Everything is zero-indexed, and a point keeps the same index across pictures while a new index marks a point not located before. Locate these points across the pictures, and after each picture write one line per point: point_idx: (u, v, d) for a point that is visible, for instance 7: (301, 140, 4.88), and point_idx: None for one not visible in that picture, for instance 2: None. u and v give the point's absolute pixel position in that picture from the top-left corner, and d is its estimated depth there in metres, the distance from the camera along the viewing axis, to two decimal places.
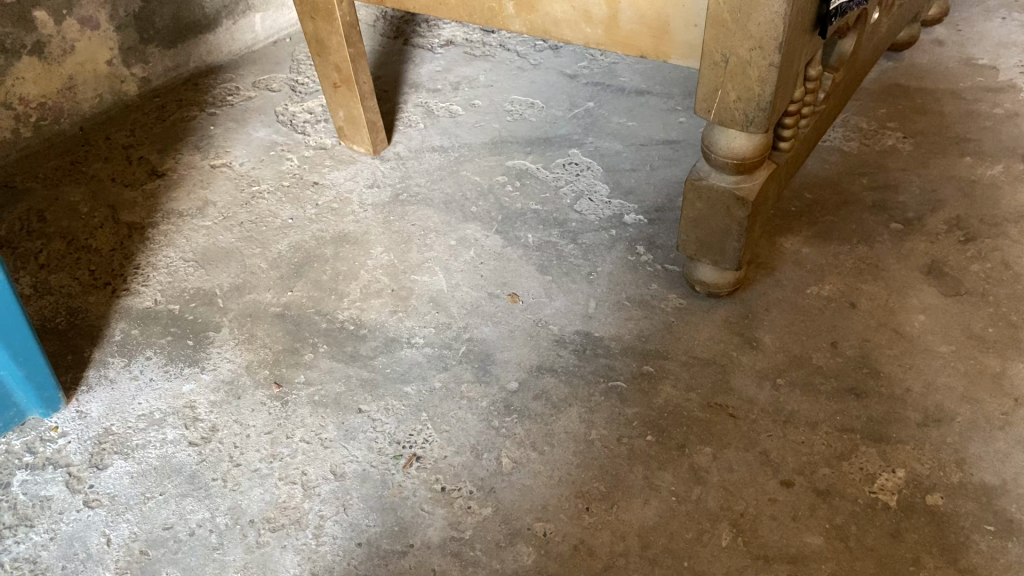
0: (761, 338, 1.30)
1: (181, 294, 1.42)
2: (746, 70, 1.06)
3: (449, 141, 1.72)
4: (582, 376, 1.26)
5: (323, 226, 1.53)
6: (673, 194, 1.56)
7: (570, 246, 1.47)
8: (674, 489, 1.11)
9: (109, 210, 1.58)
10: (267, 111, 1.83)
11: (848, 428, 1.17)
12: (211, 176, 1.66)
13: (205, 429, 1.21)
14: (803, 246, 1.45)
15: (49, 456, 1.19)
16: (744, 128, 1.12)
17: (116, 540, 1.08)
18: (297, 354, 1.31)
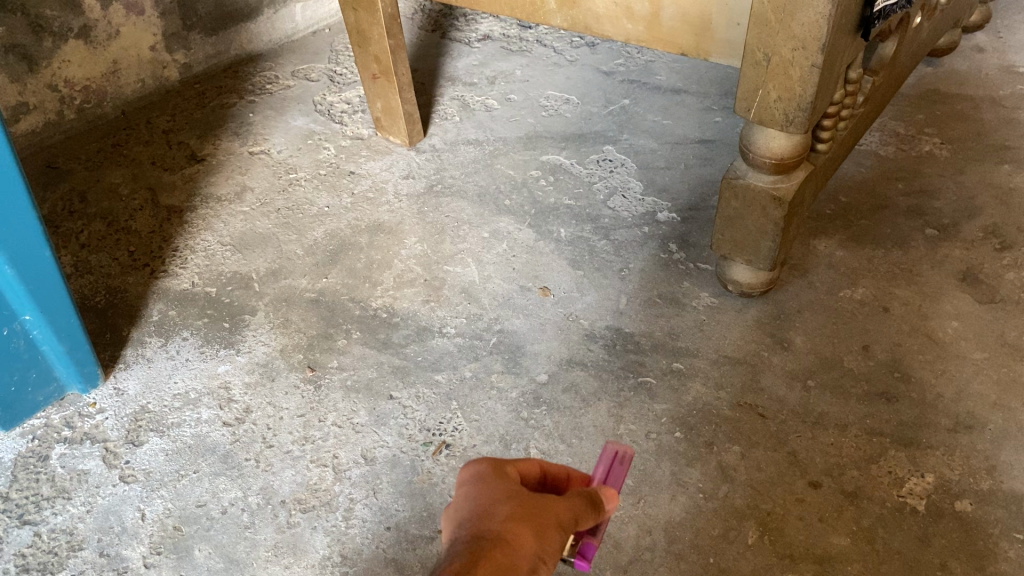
0: (792, 339, 1.30)
1: (218, 278, 1.44)
2: (788, 70, 1.06)
3: (485, 135, 1.73)
4: (611, 371, 1.27)
5: (359, 215, 1.55)
6: (707, 194, 1.56)
7: (602, 241, 1.48)
8: (701, 486, 1.11)
9: (148, 193, 1.61)
10: (305, 100, 1.85)
11: (878, 431, 1.17)
12: (250, 162, 1.68)
13: (239, 410, 1.23)
14: (837, 249, 1.45)
15: (87, 431, 1.21)
16: (784, 128, 1.13)
17: (150, 515, 1.10)
18: (331, 340, 1.33)
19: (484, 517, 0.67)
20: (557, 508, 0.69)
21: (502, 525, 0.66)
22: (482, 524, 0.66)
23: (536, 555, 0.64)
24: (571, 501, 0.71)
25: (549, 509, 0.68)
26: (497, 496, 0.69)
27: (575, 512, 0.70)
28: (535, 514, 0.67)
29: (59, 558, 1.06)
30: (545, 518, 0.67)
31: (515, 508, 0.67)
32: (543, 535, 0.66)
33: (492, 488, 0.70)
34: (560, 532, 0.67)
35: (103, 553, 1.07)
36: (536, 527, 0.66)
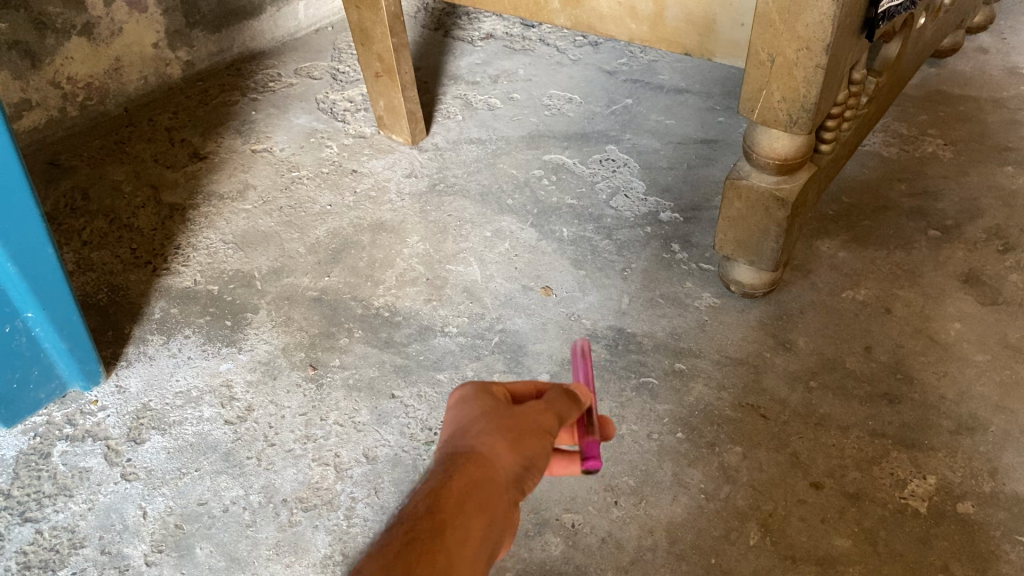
0: (794, 340, 1.30)
1: (220, 276, 1.44)
2: (792, 70, 1.06)
3: (488, 134, 1.72)
4: (613, 372, 1.27)
5: (361, 213, 1.55)
6: (710, 194, 1.56)
7: (605, 241, 1.48)
8: (703, 487, 1.12)
9: (151, 190, 1.60)
10: (308, 98, 1.85)
11: (880, 432, 1.17)
12: (253, 160, 1.68)
13: (240, 408, 1.23)
14: (840, 250, 1.45)
15: (89, 429, 1.21)
16: (788, 128, 1.12)
17: (151, 513, 1.11)
18: (332, 338, 1.32)
19: (461, 436, 0.69)
20: (536, 412, 0.70)
21: (478, 440, 0.67)
22: (460, 441, 0.68)
23: (515, 466, 0.66)
24: (551, 405, 0.72)
25: (527, 413, 0.70)
26: (475, 412, 0.70)
27: (556, 416, 0.71)
28: (512, 422, 0.69)
29: (61, 555, 1.07)
30: (524, 429, 0.68)
31: (491, 421, 0.69)
32: (523, 444, 0.67)
33: (470, 406, 0.71)
34: (543, 436, 0.69)
35: (105, 550, 1.07)
36: (512, 436, 0.68)
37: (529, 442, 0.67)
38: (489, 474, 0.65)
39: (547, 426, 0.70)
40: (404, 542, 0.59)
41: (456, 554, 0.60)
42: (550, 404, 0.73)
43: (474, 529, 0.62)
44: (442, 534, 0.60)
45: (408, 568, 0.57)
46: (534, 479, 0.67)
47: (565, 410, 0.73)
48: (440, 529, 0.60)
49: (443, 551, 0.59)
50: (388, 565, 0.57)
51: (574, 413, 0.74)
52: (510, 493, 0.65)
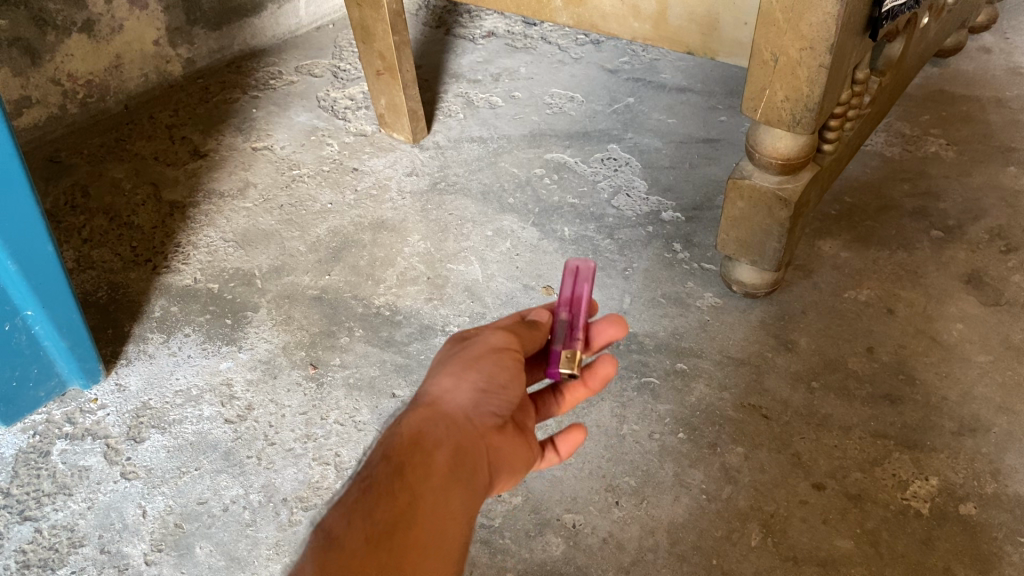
0: (796, 340, 1.30)
1: (220, 274, 1.43)
2: (796, 70, 1.06)
3: (489, 132, 1.72)
4: (615, 372, 1.26)
5: (362, 212, 1.54)
6: (711, 193, 1.55)
7: (606, 240, 1.47)
8: (704, 487, 1.12)
9: (151, 188, 1.60)
10: (309, 95, 1.84)
11: (882, 433, 1.17)
12: (253, 158, 1.67)
13: (240, 407, 1.23)
14: (842, 250, 1.44)
15: (88, 428, 1.21)
16: (791, 128, 1.12)
17: (151, 512, 1.10)
18: (333, 337, 1.32)
19: (423, 385, 0.75)
20: (488, 341, 0.76)
21: (435, 384, 0.74)
22: (420, 389, 0.75)
23: (472, 394, 0.72)
24: (507, 330, 0.78)
25: (480, 344, 0.76)
26: (436, 363, 0.77)
27: (509, 338, 0.77)
28: (464, 358, 0.75)
29: (60, 554, 1.07)
30: (478, 358, 0.74)
31: (445, 365, 0.76)
32: (476, 371, 0.73)
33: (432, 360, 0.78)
34: (497, 359, 0.74)
35: (104, 549, 1.07)
36: (462, 370, 0.74)
37: (484, 368, 0.73)
38: (444, 409, 0.71)
39: (502, 349, 0.75)
40: (365, 486, 0.64)
41: (418, 485, 0.65)
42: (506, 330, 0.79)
43: (435, 460, 0.67)
44: (403, 472, 0.65)
45: (368, 511, 0.62)
46: (501, 399, 0.73)
47: (524, 334, 0.80)
48: (402, 469, 0.65)
49: (403, 486, 0.64)
50: (351, 512, 0.62)
51: (535, 336, 0.81)
52: (471, 420, 0.71)
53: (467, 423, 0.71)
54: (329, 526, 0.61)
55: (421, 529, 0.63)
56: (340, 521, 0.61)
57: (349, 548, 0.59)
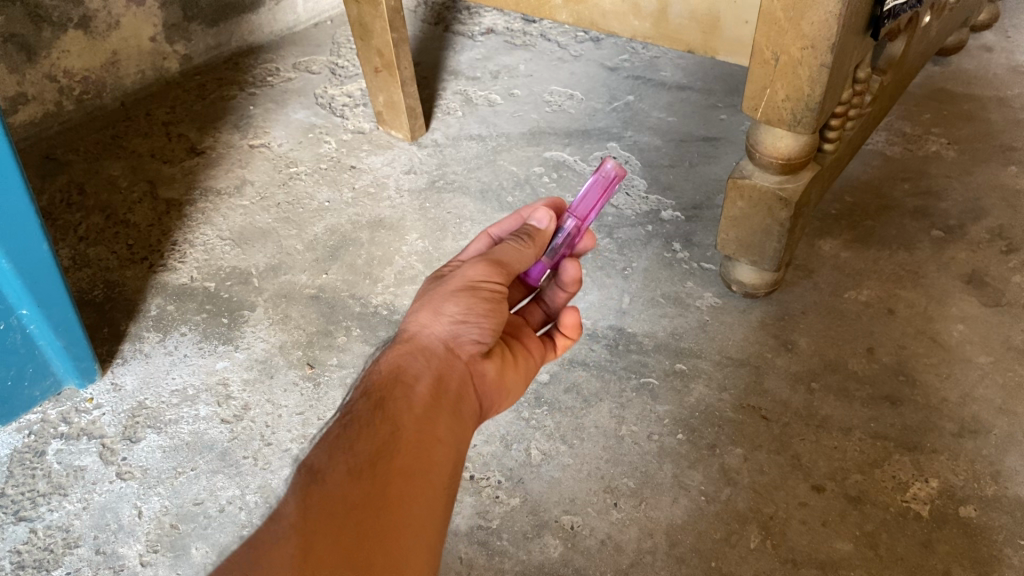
0: (796, 341, 1.29)
1: (217, 272, 1.42)
2: (797, 69, 1.05)
3: (488, 130, 1.71)
4: (614, 372, 1.26)
5: (359, 210, 1.53)
6: (711, 192, 1.55)
7: (606, 240, 1.46)
8: (703, 489, 1.11)
9: (147, 186, 1.59)
10: (307, 92, 1.82)
11: (882, 435, 1.16)
12: (251, 155, 1.66)
13: (237, 407, 1.22)
14: (842, 250, 1.43)
15: (84, 427, 1.20)
16: (791, 127, 1.11)
17: (147, 513, 1.10)
18: (330, 337, 1.31)
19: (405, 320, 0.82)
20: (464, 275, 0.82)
21: (413, 319, 0.81)
22: (403, 324, 0.81)
23: (450, 326, 0.79)
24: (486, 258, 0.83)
25: (458, 278, 0.82)
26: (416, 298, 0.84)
27: (486, 267, 0.81)
28: (442, 292, 0.81)
29: (55, 555, 1.06)
30: (452, 291, 0.80)
31: (424, 301, 0.82)
32: (451, 304, 0.79)
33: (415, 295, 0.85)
34: (473, 290, 0.80)
35: (99, 550, 1.07)
36: (439, 303, 0.80)
37: (461, 300, 0.79)
38: (424, 343, 0.78)
39: (478, 279, 0.81)
40: (346, 426, 0.70)
41: (398, 417, 0.71)
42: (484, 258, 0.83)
43: (414, 393, 0.73)
44: (383, 402, 0.72)
45: (349, 447, 0.67)
46: (480, 326, 0.79)
47: (509, 258, 0.84)
48: (382, 399, 0.72)
49: (384, 419, 0.70)
50: (333, 449, 0.68)
51: (522, 255, 0.86)
52: (451, 350, 0.79)
53: (447, 353, 0.78)
54: (312, 461, 0.67)
55: (403, 456, 0.68)
56: (321, 458, 0.67)
57: (330, 478, 0.64)
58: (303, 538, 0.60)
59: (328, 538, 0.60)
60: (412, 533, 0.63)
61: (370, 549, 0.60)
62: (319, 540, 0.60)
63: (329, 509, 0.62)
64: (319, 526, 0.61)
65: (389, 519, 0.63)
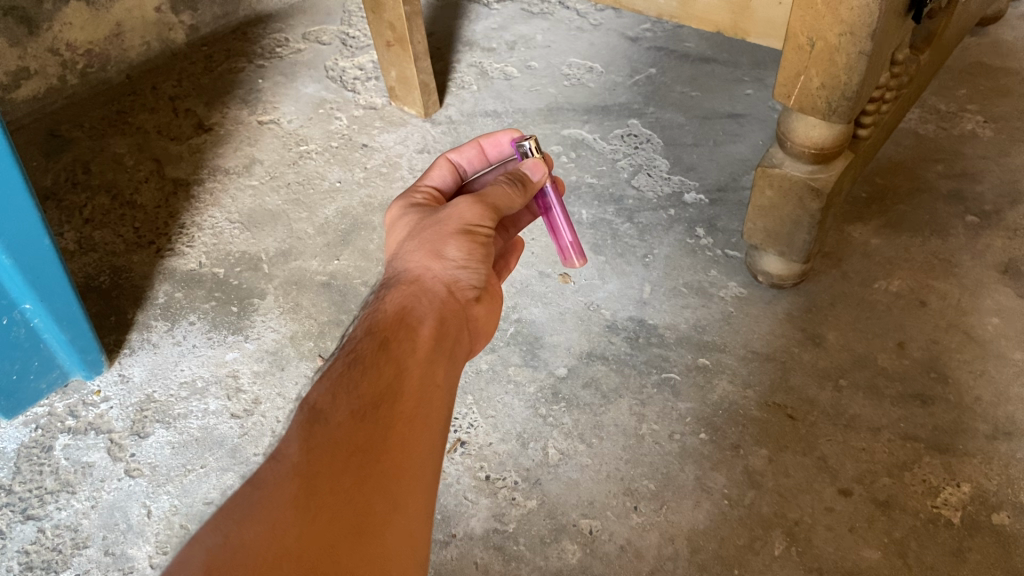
0: (824, 335, 1.24)
1: (226, 258, 1.38)
2: (833, 56, 0.99)
3: (503, 105, 1.64)
4: (634, 366, 1.22)
5: (371, 191, 1.48)
6: (737, 173, 1.48)
7: (626, 224, 1.40)
8: (726, 492, 1.09)
9: (154, 164, 1.54)
10: (316, 64, 1.75)
11: (912, 436, 1.13)
12: (259, 132, 1.60)
13: (247, 401, 1.19)
14: (873, 237, 1.38)
15: (91, 421, 1.18)
16: (826, 116, 1.05)
17: (156, 512, 1.08)
18: (342, 327, 1.27)
19: (401, 260, 0.84)
20: (459, 217, 0.83)
21: (410, 261, 0.82)
22: (399, 264, 0.83)
23: (451, 271, 0.82)
24: (476, 199, 0.85)
25: (454, 220, 0.84)
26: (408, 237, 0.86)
27: (479, 210, 0.83)
28: (438, 234, 0.83)
29: (64, 555, 1.05)
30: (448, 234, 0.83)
31: (421, 242, 0.84)
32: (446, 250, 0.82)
33: (407, 231, 0.87)
34: (471, 237, 0.83)
35: (108, 551, 1.05)
36: (439, 246, 0.82)
37: (460, 246, 0.81)
38: (427, 287, 0.80)
39: (478, 223, 0.83)
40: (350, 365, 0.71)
41: (402, 360, 0.72)
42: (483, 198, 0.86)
43: (415, 337, 0.75)
44: (387, 344, 0.74)
45: (353, 389, 0.69)
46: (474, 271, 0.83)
47: (501, 198, 0.87)
48: (386, 342, 0.74)
49: (388, 361, 0.72)
50: (337, 390, 0.69)
51: (511, 200, 0.88)
52: (452, 294, 0.81)
53: (447, 298, 0.81)
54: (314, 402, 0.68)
55: (405, 399, 0.70)
56: (324, 398, 0.69)
57: (335, 419, 0.66)
58: (307, 478, 0.61)
59: (333, 478, 0.62)
60: (414, 476, 0.66)
61: (373, 492, 0.63)
62: (323, 481, 0.62)
63: (333, 449, 0.64)
64: (326, 465, 0.62)
65: (391, 464, 0.65)
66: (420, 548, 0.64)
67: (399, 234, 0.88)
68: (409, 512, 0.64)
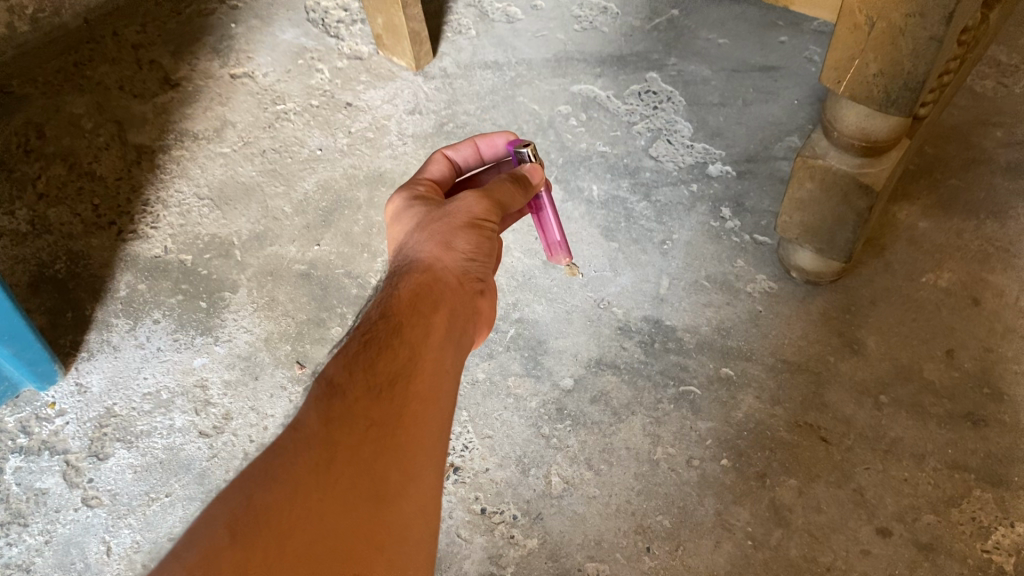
0: (864, 340, 1.10)
1: (195, 243, 1.24)
2: (897, 40, 0.81)
3: (505, 55, 1.43)
4: (649, 377, 1.09)
5: (356, 160, 1.32)
6: (769, 138, 1.29)
7: (642, 203, 1.24)
8: (750, 531, 0.98)
9: (115, 127, 1.38)
10: (294, 2, 1.52)
11: (960, 465, 1.00)
12: (232, 88, 1.42)
13: (217, 416, 1.08)
14: (921, 219, 1.20)
15: (45, 440, 1.07)
16: (882, 108, 0.88)
17: (116, 550, 0.99)
18: (323, 328, 1.14)
19: (408, 250, 0.76)
20: (466, 209, 0.76)
21: (419, 247, 0.75)
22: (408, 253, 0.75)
23: (461, 263, 0.75)
24: (484, 192, 0.78)
25: (461, 211, 0.77)
26: (411, 224, 0.79)
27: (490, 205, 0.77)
28: (446, 222, 0.76)
29: None
30: (455, 223, 0.76)
31: (428, 231, 0.76)
32: (455, 240, 0.75)
33: (413, 223, 0.79)
34: (479, 228, 0.76)
35: None
36: (447, 237, 0.75)
37: (469, 240, 0.75)
38: (438, 277, 0.73)
39: (485, 216, 0.77)
40: (365, 342, 0.68)
41: (417, 341, 0.68)
42: (492, 186, 0.79)
43: (429, 324, 0.70)
44: (400, 330, 0.69)
45: (369, 364, 0.66)
46: (482, 266, 0.76)
47: (505, 191, 0.79)
48: (398, 328, 0.69)
49: (402, 342, 0.68)
50: (351, 368, 0.66)
51: (514, 197, 0.80)
52: (462, 286, 0.74)
53: (458, 290, 0.74)
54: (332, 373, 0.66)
55: (420, 377, 0.67)
56: (341, 370, 0.66)
57: (352, 393, 0.64)
58: (324, 446, 0.61)
59: (349, 452, 0.61)
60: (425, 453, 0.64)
61: (386, 464, 0.61)
62: (341, 453, 0.60)
63: (349, 425, 0.62)
64: (342, 439, 0.61)
65: (407, 440, 0.63)
66: (431, 521, 0.63)
67: (402, 225, 0.80)
68: (423, 486, 0.63)
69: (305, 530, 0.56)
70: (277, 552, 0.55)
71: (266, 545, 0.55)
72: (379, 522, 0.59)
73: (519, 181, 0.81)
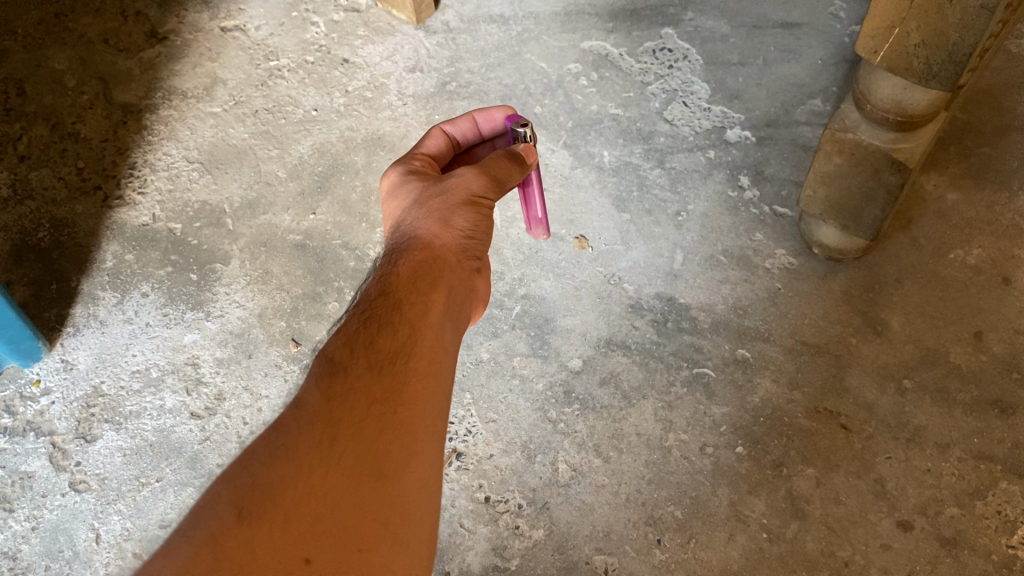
0: (887, 320, 1.04)
1: (184, 211, 1.18)
2: (943, 8, 0.73)
3: (511, 7, 1.34)
4: (661, 359, 1.04)
5: (354, 122, 1.25)
6: (790, 101, 1.22)
7: (655, 171, 1.18)
8: (765, 523, 0.94)
9: (99, 83, 1.30)
10: None
11: (987, 455, 0.95)
12: (222, 42, 1.34)
13: (209, 397, 1.04)
14: (950, 190, 1.13)
15: (31, 420, 1.03)
16: (922, 81, 0.80)
17: (105, 538, 0.96)
18: (319, 303, 1.09)
19: (404, 227, 0.71)
20: (462, 185, 0.70)
21: (418, 220, 0.70)
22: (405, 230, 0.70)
23: (460, 241, 0.69)
24: (481, 167, 0.71)
25: (458, 186, 0.71)
26: (408, 198, 0.73)
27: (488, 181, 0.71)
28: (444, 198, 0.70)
29: None
30: (450, 200, 0.70)
31: (424, 206, 0.71)
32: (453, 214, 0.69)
33: (409, 198, 0.73)
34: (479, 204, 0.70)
35: None
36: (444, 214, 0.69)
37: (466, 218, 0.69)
38: (435, 253, 0.68)
39: (482, 193, 0.71)
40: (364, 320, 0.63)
41: (416, 317, 0.63)
42: (489, 159, 0.73)
43: (430, 300, 0.64)
44: (398, 308, 0.63)
45: (369, 340, 0.61)
46: (479, 243, 0.71)
47: (501, 166, 0.73)
48: (397, 305, 0.63)
49: (403, 320, 0.62)
50: (349, 349, 0.61)
51: (510, 173, 0.73)
52: (460, 262, 0.69)
53: (457, 265, 0.68)
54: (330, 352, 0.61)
55: (422, 353, 0.61)
56: (340, 347, 0.61)
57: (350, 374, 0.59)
58: (323, 426, 0.55)
59: (350, 434, 0.55)
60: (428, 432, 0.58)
61: (387, 445, 0.56)
62: (341, 431, 0.55)
63: (347, 408, 0.57)
64: (341, 418, 0.56)
65: (407, 419, 0.57)
66: (432, 505, 0.57)
67: (398, 202, 0.74)
68: (425, 462, 0.57)
69: (310, 510, 0.51)
70: (275, 540, 0.50)
71: (263, 527, 0.50)
72: (379, 501, 0.54)
73: (514, 160, 0.74)
